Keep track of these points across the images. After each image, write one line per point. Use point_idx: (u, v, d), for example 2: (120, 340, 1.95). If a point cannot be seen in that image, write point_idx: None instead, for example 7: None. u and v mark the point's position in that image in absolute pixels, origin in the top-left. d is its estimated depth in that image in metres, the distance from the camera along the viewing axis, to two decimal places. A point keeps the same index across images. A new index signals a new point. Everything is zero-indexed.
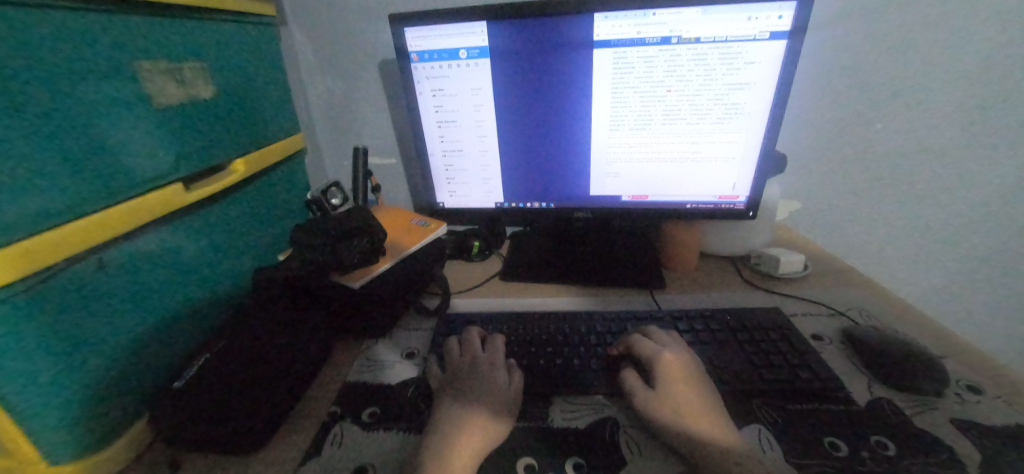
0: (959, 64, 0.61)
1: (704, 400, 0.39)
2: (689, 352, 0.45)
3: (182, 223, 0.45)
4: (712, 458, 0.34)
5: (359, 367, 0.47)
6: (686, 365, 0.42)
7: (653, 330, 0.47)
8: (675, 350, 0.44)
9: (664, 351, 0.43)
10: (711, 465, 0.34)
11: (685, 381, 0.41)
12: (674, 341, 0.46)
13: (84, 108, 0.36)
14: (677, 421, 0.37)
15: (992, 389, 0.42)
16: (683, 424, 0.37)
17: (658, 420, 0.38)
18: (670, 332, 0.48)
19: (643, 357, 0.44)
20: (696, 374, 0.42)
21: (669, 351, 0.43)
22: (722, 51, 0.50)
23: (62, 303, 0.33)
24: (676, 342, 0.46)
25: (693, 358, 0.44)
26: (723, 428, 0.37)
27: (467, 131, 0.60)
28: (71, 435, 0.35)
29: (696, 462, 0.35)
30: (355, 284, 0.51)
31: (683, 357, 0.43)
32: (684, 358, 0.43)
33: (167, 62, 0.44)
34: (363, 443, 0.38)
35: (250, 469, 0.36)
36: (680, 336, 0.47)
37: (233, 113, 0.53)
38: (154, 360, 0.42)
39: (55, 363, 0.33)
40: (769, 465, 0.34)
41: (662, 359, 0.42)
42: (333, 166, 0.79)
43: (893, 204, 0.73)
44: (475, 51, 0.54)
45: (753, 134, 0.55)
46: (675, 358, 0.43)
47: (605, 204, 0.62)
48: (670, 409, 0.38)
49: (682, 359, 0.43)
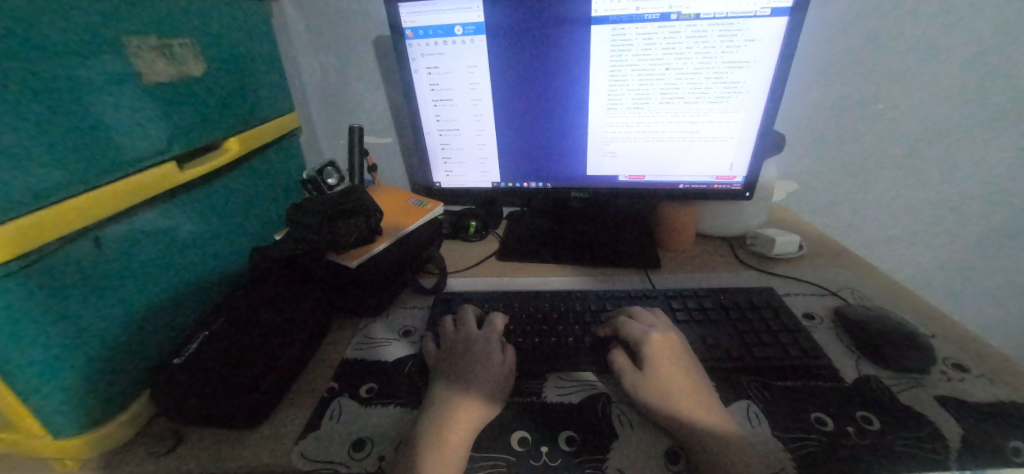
0: (966, 37, 0.60)
1: (690, 379, 0.40)
2: (677, 332, 0.46)
3: (174, 199, 0.47)
4: (697, 434, 0.36)
5: (358, 344, 0.49)
6: (673, 346, 0.43)
7: (637, 310, 0.48)
8: (662, 331, 0.45)
9: (650, 332, 0.44)
10: (695, 441, 0.35)
11: (670, 361, 0.42)
12: (661, 322, 0.47)
13: (76, 85, 0.37)
14: (665, 398, 0.39)
15: (977, 367, 0.42)
16: (670, 402, 0.38)
17: (644, 398, 0.39)
18: (654, 311, 0.49)
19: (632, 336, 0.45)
20: (683, 354, 0.43)
21: (656, 332, 0.44)
22: (723, 28, 0.49)
23: (60, 274, 0.35)
24: (662, 323, 0.47)
25: (680, 338, 0.45)
26: (707, 405, 0.38)
27: (463, 110, 0.59)
28: (77, 404, 0.37)
29: (681, 438, 0.36)
30: (351, 263, 0.51)
31: (669, 338, 0.44)
32: (671, 337, 0.44)
33: (157, 38, 0.45)
34: (362, 416, 0.40)
35: (253, 440, 0.38)
36: (666, 316, 0.48)
37: (224, 91, 0.54)
38: (154, 334, 0.44)
39: (56, 334, 0.35)
40: (750, 445, 0.35)
41: (649, 339, 0.43)
42: (330, 146, 0.80)
43: (894, 183, 0.72)
44: (470, 27, 0.53)
45: (751, 114, 0.54)
46: (661, 339, 0.43)
47: (602, 185, 0.62)
48: (658, 386, 0.40)
49: (669, 340, 0.44)
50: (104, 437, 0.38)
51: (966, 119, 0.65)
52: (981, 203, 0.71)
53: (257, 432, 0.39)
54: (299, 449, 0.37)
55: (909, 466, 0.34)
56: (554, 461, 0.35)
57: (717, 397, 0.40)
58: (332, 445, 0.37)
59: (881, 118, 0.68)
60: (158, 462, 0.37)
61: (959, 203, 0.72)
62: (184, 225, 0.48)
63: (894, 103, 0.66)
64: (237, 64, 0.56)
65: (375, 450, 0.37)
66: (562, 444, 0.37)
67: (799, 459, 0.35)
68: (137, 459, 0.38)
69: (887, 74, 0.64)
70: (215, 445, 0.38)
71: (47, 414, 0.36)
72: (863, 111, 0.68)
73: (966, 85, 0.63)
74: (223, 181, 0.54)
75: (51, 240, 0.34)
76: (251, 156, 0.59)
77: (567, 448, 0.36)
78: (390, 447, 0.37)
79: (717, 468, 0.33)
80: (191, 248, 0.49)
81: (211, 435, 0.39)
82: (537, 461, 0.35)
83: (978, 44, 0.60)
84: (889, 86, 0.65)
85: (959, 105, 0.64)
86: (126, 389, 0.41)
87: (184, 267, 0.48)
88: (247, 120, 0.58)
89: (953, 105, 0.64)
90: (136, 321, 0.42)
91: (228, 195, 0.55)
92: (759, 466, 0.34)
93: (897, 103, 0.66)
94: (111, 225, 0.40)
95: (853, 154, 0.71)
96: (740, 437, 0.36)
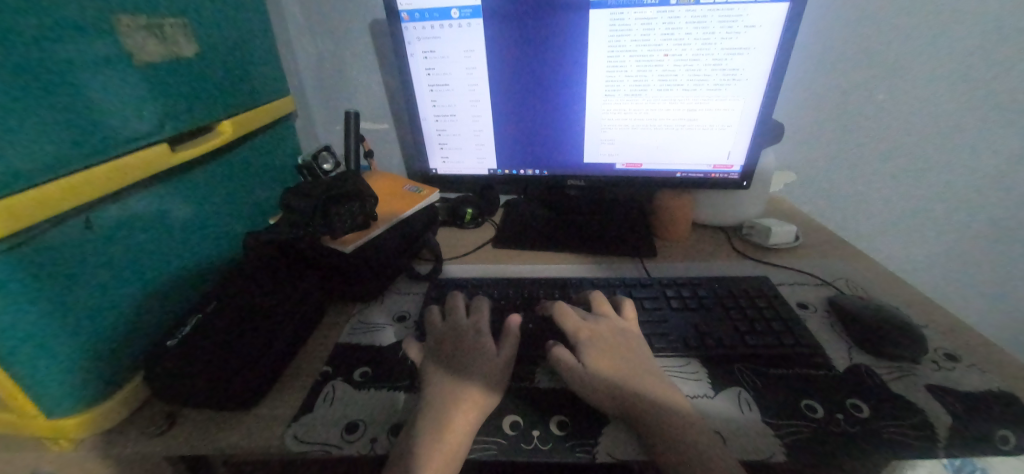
0: (970, 27, 0.59)
1: (628, 365, 0.41)
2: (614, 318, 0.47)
3: (167, 181, 0.46)
4: (669, 426, 0.36)
5: (354, 328, 0.49)
6: (611, 335, 0.44)
7: (595, 295, 0.49)
8: (593, 324, 0.45)
9: (580, 328, 0.45)
10: (666, 435, 0.35)
11: (605, 347, 0.43)
12: (599, 313, 0.47)
13: (62, 63, 0.36)
14: (628, 393, 0.38)
15: (968, 357, 0.43)
16: (637, 398, 0.38)
17: (575, 390, 0.39)
18: (589, 299, 0.50)
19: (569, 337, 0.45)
20: (619, 344, 0.43)
21: (585, 328, 0.45)
22: (722, 14, 0.48)
23: (52, 255, 0.35)
24: (598, 312, 0.48)
25: (615, 326, 0.45)
26: (673, 392, 0.39)
27: (459, 95, 0.59)
28: (68, 387, 0.37)
29: (652, 434, 0.35)
30: (347, 248, 0.53)
31: (603, 326, 0.45)
32: (602, 330, 0.45)
33: (147, 18, 0.44)
34: (355, 399, 0.40)
35: (245, 424, 0.38)
36: (603, 298, 0.49)
37: (217, 74, 0.53)
38: (148, 318, 0.44)
39: (47, 319, 0.35)
40: (729, 442, 0.35)
41: (578, 337, 0.44)
42: (326, 132, 0.79)
43: (894, 175, 0.72)
44: (466, 10, 0.52)
45: (750, 101, 0.53)
46: (591, 331, 0.44)
47: (600, 173, 0.62)
48: (619, 382, 0.39)
49: (598, 329, 0.45)
50: (100, 416, 0.38)
51: (968, 110, 0.65)
52: (979, 195, 0.71)
53: (251, 414, 0.39)
54: (292, 431, 0.37)
55: (897, 453, 0.34)
56: (545, 444, 0.35)
57: (667, 374, 0.41)
58: (324, 428, 0.37)
59: (881, 110, 0.67)
60: (152, 443, 0.37)
61: (957, 195, 0.72)
62: (178, 208, 0.48)
63: (894, 95, 0.65)
64: (230, 47, 0.55)
65: (368, 433, 0.37)
66: (553, 428, 0.37)
67: (788, 445, 0.35)
68: (130, 439, 0.38)
69: (890, 65, 0.64)
70: (208, 426, 0.38)
71: (42, 392, 0.36)
72: (863, 102, 0.67)
73: (969, 75, 0.62)
74: (216, 165, 0.53)
75: (43, 220, 0.34)
76: (246, 141, 0.59)
77: (559, 432, 0.37)
78: (383, 430, 0.37)
79: (674, 440, 0.35)
80: (184, 233, 0.49)
81: (204, 417, 0.39)
82: (528, 444, 0.36)
83: (984, 34, 0.59)
84: (891, 78, 0.64)
85: (960, 96, 0.64)
86: (120, 369, 0.41)
87: (177, 250, 0.48)
88: (241, 104, 0.57)
89: (954, 96, 0.64)
90: (128, 303, 0.42)
91: (221, 179, 0.54)
92: (729, 446, 0.35)
93: (899, 93, 0.65)
94: (102, 208, 0.39)
95: (852, 146, 0.71)
96: (697, 414, 0.37)
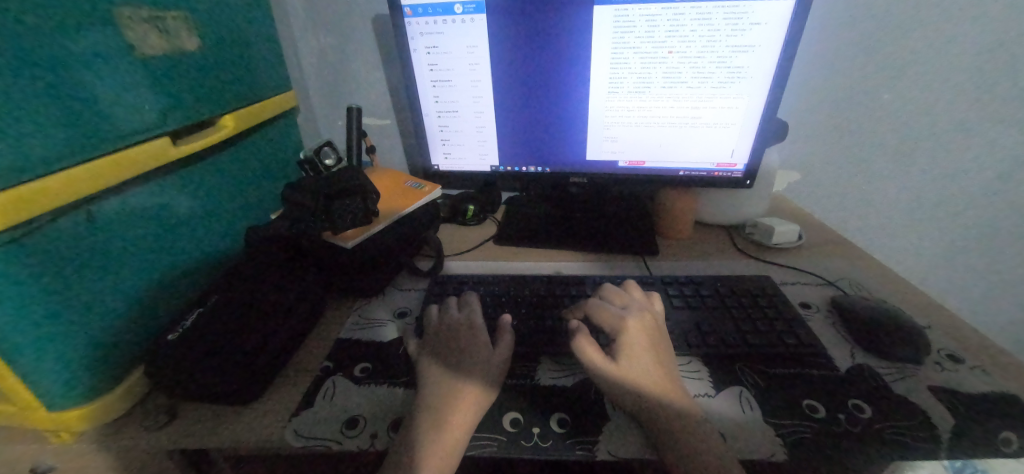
0: (978, 27, 0.59)
1: (659, 363, 0.41)
2: (649, 308, 0.47)
3: (169, 175, 0.46)
4: (667, 426, 0.36)
5: (355, 324, 0.49)
6: (647, 331, 0.43)
7: (630, 284, 0.50)
8: (636, 314, 0.45)
9: (625, 318, 0.44)
10: (664, 434, 0.35)
11: (637, 344, 0.42)
12: (636, 301, 0.47)
13: (63, 55, 0.36)
14: (636, 387, 0.38)
15: (971, 358, 0.42)
16: (642, 392, 0.38)
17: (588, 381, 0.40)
18: (626, 287, 0.50)
19: (606, 327, 0.45)
20: (652, 338, 0.43)
21: (632, 318, 0.44)
22: (728, 10, 0.48)
23: (52, 248, 0.35)
24: (634, 300, 0.47)
25: (653, 317, 0.45)
26: (678, 391, 0.39)
27: (461, 91, 0.59)
28: (68, 381, 0.37)
29: (654, 431, 0.36)
30: (348, 244, 0.52)
31: (643, 319, 0.44)
32: (643, 322, 0.44)
33: (149, 11, 0.43)
34: (355, 394, 0.40)
35: (245, 419, 0.38)
36: (640, 290, 0.49)
37: (219, 68, 0.53)
38: (148, 312, 0.44)
39: (47, 312, 0.35)
40: (728, 442, 0.35)
41: (625, 327, 0.43)
42: (327, 127, 0.79)
43: (898, 175, 0.71)
44: (470, 5, 0.52)
45: (755, 99, 0.53)
46: (636, 325, 0.43)
47: (602, 170, 0.62)
48: (629, 376, 0.39)
49: (643, 322, 0.44)
50: (100, 410, 0.38)
51: (974, 110, 0.64)
52: (983, 196, 0.71)
53: (251, 408, 0.39)
54: (292, 426, 0.37)
55: (898, 454, 0.34)
56: (545, 442, 0.35)
57: (674, 371, 0.41)
58: (324, 423, 0.37)
59: (886, 109, 0.66)
60: (152, 436, 0.37)
61: (961, 196, 0.71)
62: (179, 202, 0.48)
63: (900, 95, 0.65)
64: (232, 41, 0.55)
65: (367, 428, 0.37)
66: (553, 426, 0.37)
67: (789, 445, 0.35)
68: (130, 433, 0.38)
69: (896, 64, 0.63)
70: (208, 420, 0.38)
71: (43, 385, 0.36)
72: (869, 101, 0.66)
73: (976, 75, 0.62)
74: (217, 159, 0.53)
75: (44, 212, 0.34)
76: (247, 135, 0.59)
77: (559, 429, 0.36)
78: (384, 426, 0.37)
79: (674, 441, 0.35)
80: (185, 227, 0.49)
81: (205, 411, 0.39)
82: (528, 442, 0.35)
83: (992, 33, 0.59)
84: (896, 77, 0.64)
85: (966, 96, 0.63)
86: (120, 363, 0.41)
87: (178, 244, 0.48)
88: (243, 98, 0.57)
89: (960, 96, 0.63)
90: (129, 297, 0.42)
91: (222, 174, 0.54)
92: (730, 446, 0.35)
93: (904, 93, 0.65)
94: (103, 201, 0.39)
95: (857, 146, 0.70)
96: (698, 414, 0.37)
